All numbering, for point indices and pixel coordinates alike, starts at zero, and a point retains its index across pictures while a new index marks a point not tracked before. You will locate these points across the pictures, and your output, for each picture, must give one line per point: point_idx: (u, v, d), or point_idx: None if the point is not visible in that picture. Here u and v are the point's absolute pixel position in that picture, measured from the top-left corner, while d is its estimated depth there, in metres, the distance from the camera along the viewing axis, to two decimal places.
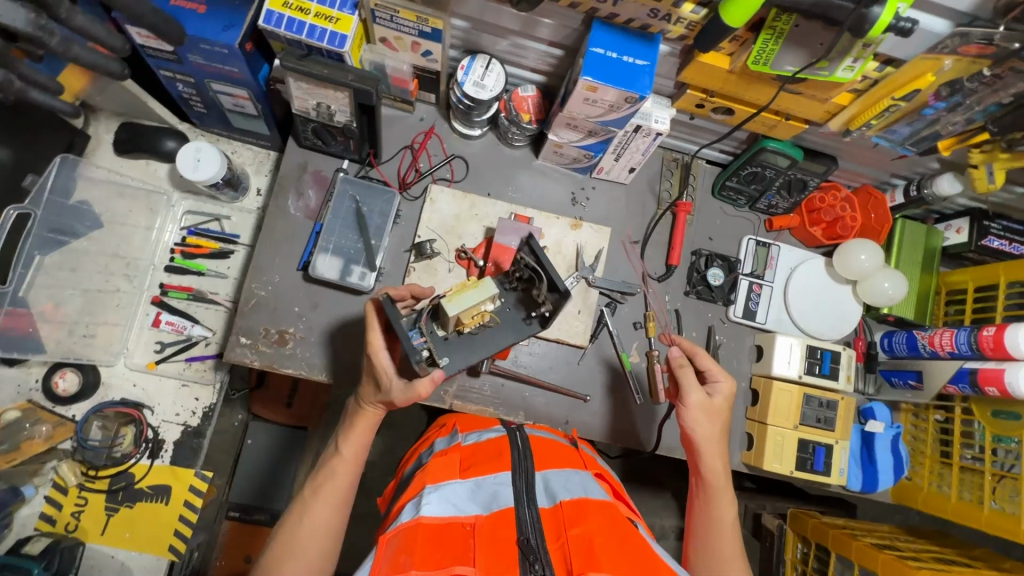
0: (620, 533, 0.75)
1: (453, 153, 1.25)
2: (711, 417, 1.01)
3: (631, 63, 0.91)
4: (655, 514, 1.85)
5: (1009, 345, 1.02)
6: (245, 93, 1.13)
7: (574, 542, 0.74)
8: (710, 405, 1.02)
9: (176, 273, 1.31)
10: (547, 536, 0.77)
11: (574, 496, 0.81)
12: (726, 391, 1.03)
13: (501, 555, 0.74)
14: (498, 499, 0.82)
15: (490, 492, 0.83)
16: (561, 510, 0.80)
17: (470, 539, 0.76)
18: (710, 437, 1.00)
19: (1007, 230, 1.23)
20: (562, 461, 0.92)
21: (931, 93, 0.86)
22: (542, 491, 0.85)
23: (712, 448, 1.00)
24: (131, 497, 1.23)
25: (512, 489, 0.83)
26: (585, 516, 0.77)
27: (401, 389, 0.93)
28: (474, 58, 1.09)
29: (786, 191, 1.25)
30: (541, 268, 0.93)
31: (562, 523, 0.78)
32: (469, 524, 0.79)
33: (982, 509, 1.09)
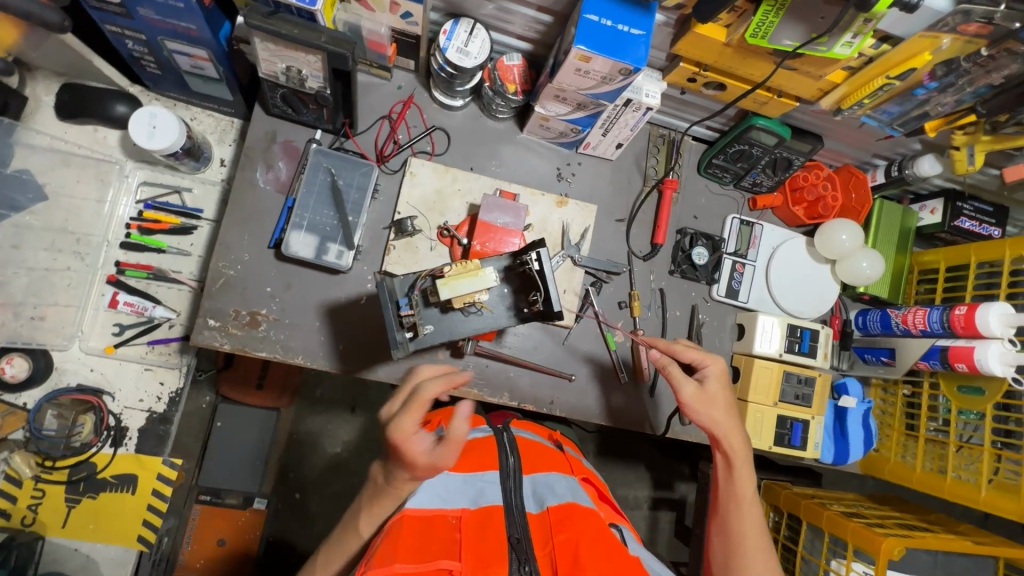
0: (604, 535, 0.75)
1: (433, 124, 1.19)
2: (708, 404, 0.99)
3: (626, 32, 0.86)
4: (629, 487, 1.90)
5: (979, 324, 1.06)
6: (204, 54, 1.03)
7: (561, 547, 0.74)
8: (705, 395, 0.99)
9: (133, 250, 1.22)
10: (534, 541, 0.77)
11: (561, 501, 0.82)
12: (715, 375, 1.01)
13: (489, 552, 0.73)
14: (486, 497, 0.82)
15: (478, 489, 0.83)
16: (548, 516, 0.80)
17: (456, 535, 0.75)
18: (715, 424, 0.98)
19: (977, 212, 1.26)
20: (548, 464, 0.94)
21: (926, 72, 0.85)
22: (529, 496, 0.86)
23: (721, 435, 0.98)
24: (93, 488, 1.16)
25: (501, 489, 0.84)
26: (571, 522, 0.77)
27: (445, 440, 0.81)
28: (457, 22, 1.02)
29: (771, 170, 1.24)
30: (542, 280, 0.88)
31: (549, 529, 0.78)
32: (455, 519, 0.78)
33: (944, 478, 1.15)
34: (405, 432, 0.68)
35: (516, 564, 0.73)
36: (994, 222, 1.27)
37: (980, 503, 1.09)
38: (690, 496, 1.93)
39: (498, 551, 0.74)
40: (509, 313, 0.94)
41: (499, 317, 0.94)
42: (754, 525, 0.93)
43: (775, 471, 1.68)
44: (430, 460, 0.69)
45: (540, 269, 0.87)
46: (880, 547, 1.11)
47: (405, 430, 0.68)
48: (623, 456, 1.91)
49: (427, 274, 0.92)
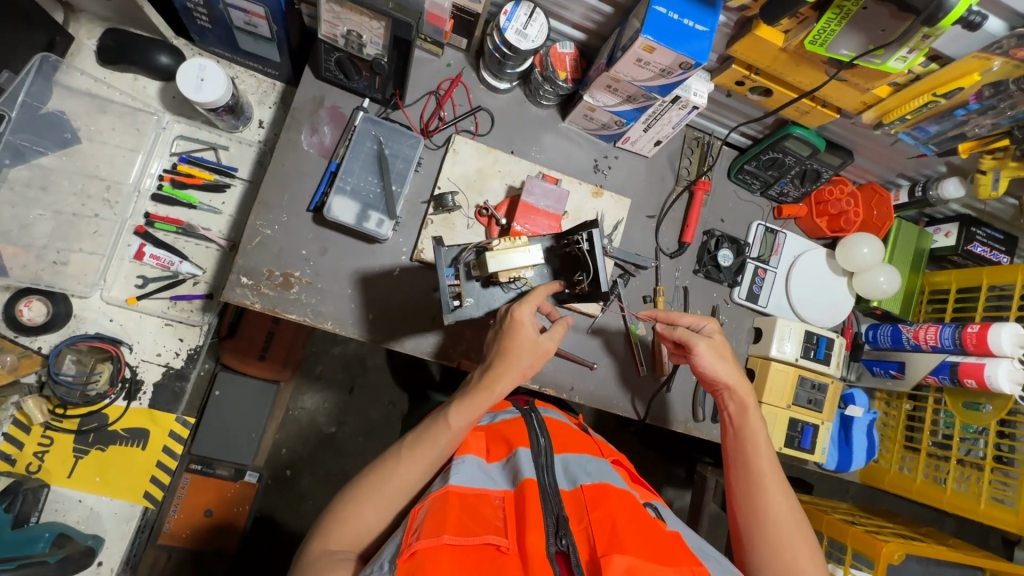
0: (640, 513, 0.78)
1: (479, 105, 1.20)
2: (719, 354, 1.00)
3: (690, 27, 0.88)
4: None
5: (991, 342, 1.10)
6: (262, 11, 1.03)
7: (596, 523, 0.75)
8: (715, 346, 1.01)
9: (163, 203, 1.20)
10: (570, 517, 0.78)
11: (594, 481, 0.83)
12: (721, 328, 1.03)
13: (527, 524, 0.74)
14: (521, 472, 0.83)
15: (515, 466, 0.85)
16: (582, 493, 0.82)
17: (499, 512, 0.78)
18: (726, 374, 1.00)
19: (989, 238, 1.32)
20: (578, 446, 0.95)
21: (973, 93, 0.89)
22: (562, 476, 0.87)
23: (732, 383, 1.00)
24: (103, 440, 1.14)
25: (534, 464, 0.84)
26: (606, 501, 0.78)
27: (530, 359, 0.89)
28: (518, 4, 1.03)
29: (799, 180, 1.28)
30: (589, 260, 0.90)
31: (584, 505, 0.79)
32: (497, 498, 0.81)
33: (945, 490, 1.19)
34: (529, 317, 0.88)
35: (553, 536, 0.73)
36: (1004, 250, 1.33)
37: (977, 514, 1.15)
38: (680, 501, 1.96)
39: (536, 520, 0.74)
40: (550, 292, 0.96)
41: None
42: (772, 468, 0.94)
43: None
44: (545, 343, 0.90)
45: (590, 250, 0.89)
46: (881, 551, 1.13)
47: (529, 317, 0.88)
48: None
49: (474, 246, 0.93)
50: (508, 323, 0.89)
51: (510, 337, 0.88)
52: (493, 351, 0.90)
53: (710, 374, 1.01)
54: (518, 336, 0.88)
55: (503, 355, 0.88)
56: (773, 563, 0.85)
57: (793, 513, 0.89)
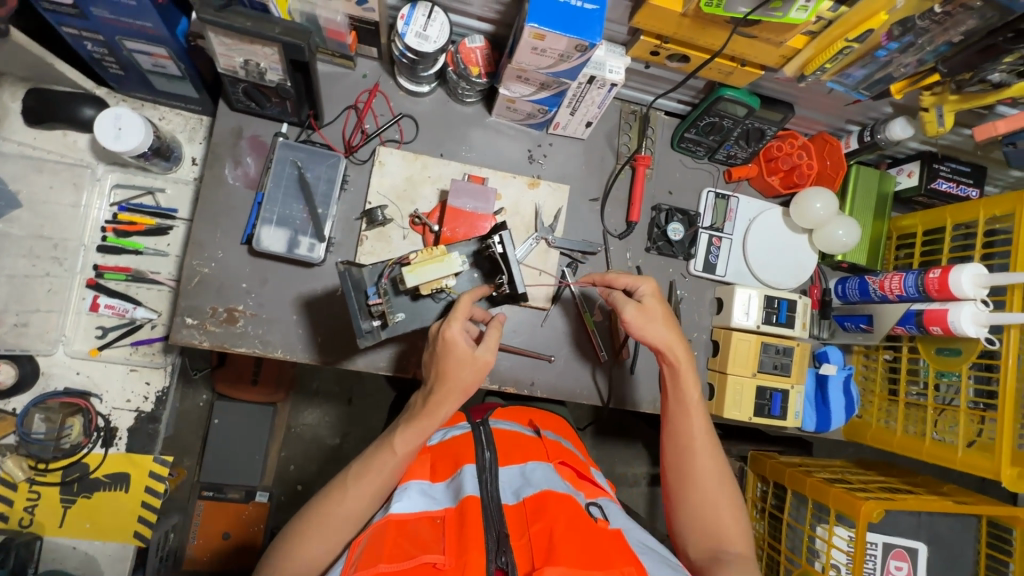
0: (580, 517, 0.78)
1: (401, 112, 1.18)
2: (648, 321, 1.00)
3: (580, 8, 0.85)
4: (627, 464, 1.92)
5: (953, 287, 1.05)
6: (164, 52, 1.04)
7: (535, 534, 0.76)
8: (645, 313, 1.01)
9: (111, 253, 1.22)
10: (510, 532, 0.78)
11: (535, 491, 0.84)
12: (654, 293, 1.03)
13: (465, 542, 0.75)
14: (463, 489, 0.84)
15: (458, 484, 0.86)
16: (523, 507, 0.83)
17: (439, 533, 0.80)
18: (659, 339, 1.00)
19: (954, 172, 1.25)
20: (524, 454, 0.96)
21: (883, 34, 0.84)
22: (506, 488, 0.87)
23: (665, 348, 1.00)
24: (87, 488, 1.18)
25: (477, 480, 0.85)
26: (545, 510, 0.79)
27: (470, 374, 0.88)
28: (415, 6, 1.01)
29: (744, 141, 1.23)
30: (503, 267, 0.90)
31: (525, 519, 0.80)
32: (438, 518, 0.82)
33: (924, 441, 1.15)
34: (458, 334, 0.87)
35: (492, 554, 0.74)
36: (972, 183, 1.26)
37: (955, 463, 1.08)
38: None
39: (475, 539, 0.74)
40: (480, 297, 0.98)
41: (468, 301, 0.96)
42: (701, 434, 0.98)
43: (767, 442, 1.68)
44: (483, 355, 0.89)
45: (505, 251, 0.87)
46: (859, 510, 1.13)
47: (457, 334, 0.87)
48: (617, 435, 1.93)
49: (394, 262, 0.92)
50: (441, 343, 0.87)
51: (445, 356, 0.87)
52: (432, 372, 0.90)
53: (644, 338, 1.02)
54: (451, 355, 0.87)
55: (441, 376, 0.88)
56: (695, 514, 0.93)
57: (718, 469, 0.96)
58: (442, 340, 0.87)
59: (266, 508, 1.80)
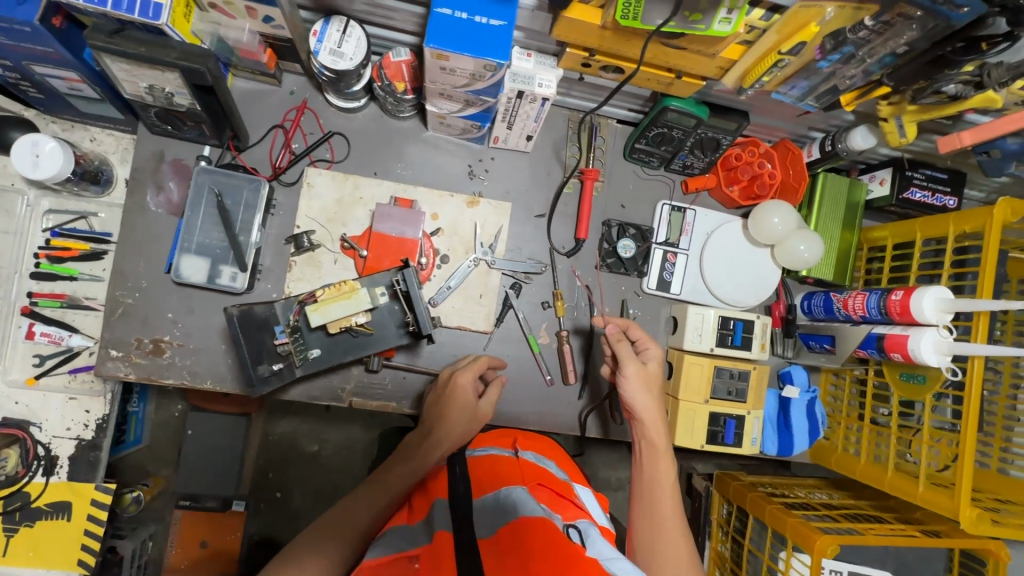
0: (562, 543, 0.60)
1: (331, 129, 1.13)
2: (644, 384, 0.98)
3: (485, 24, 0.79)
4: (611, 469, 1.85)
5: (915, 311, 0.98)
6: (76, 76, 1.00)
7: (510, 571, 0.60)
8: (645, 374, 0.99)
9: (45, 280, 1.20)
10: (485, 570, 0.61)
11: (512, 518, 0.68)
12: (658, 356, 1.02)
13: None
14: (436, 527, 0.69)
15: (432, 523, 0.71)
16: (500, 540, 0.66)
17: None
18: (644, 404, 0.97)
19: (930, 180, 1.15)
20: (504, 479, 0.80)
21: (817, 47, 0.77)
22: (481, 522, 0.71)
23: (646, 415, 0.97)
24: (30, 517, 1.18)
25: (448, 513, 0.70)
26: (522, 538, 0.63)
27: (467, 419, 0.90)
28: (328, 21, 0.95)
29: (699, 151, 1.14)
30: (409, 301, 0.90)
31: (502, 552, 0.63)
32: (411, 559, 0.66)
33: (886, 471, 1.09)
34: (467, 380, 0.95)
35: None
36: (949, 191, 1.16)
37: (917, 498, 1.01)
38: None
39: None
40: (401, 331, 0.93)
41: (386, 335, 0.93)
42: (674, 516, 0.88)
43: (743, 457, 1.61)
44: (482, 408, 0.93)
45: (407, 289, 0.89)
46: (814, 545, 1.06)
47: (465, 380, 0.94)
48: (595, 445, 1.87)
49: (304, 299, 0.90)
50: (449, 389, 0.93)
51: (451, 396, 0.92)
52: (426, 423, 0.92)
53: (629, 401, 0.98)
54: (455, 401, 0.92)
55: (442, 419, 0.90)
56: None
57: (690, 560, 0.84)
58: (452, 386, 0.93)
59: (241, 517, 1.81)
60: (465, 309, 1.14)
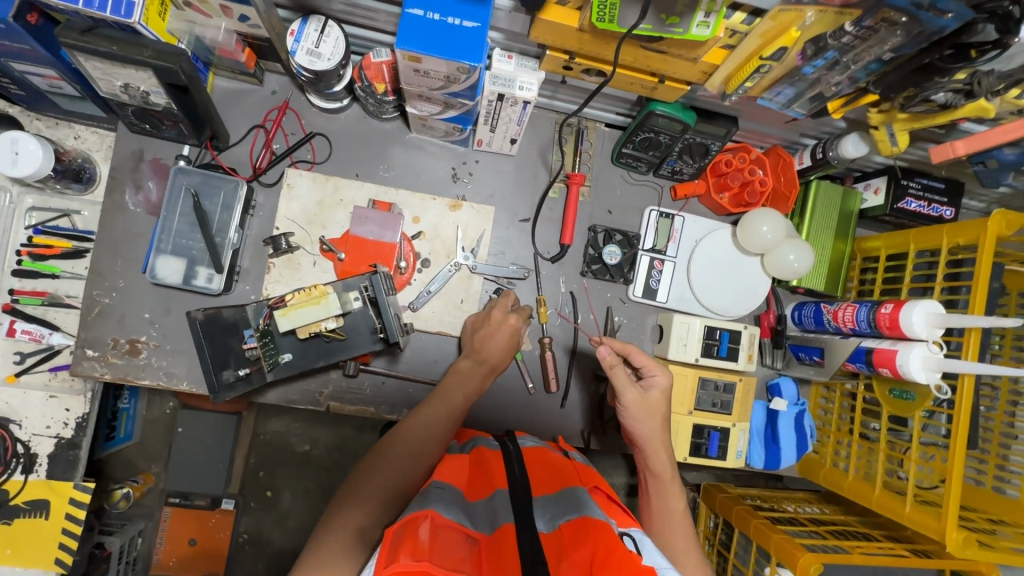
0: (627, 548, 0.60)
1: (313, 130, 1.11)
2: (644, 413, 0.93)
3: (458, 26, 0.77)
4: None
5: (904, 326, 0.95)
6: (54, 73, 0.99)
7: (577, 565, 0.59)
8: (645, 401, 0.94)
9: (27, 277, 1.19)
10: (546, 560, 0.61)
11: (576, 515, 0.68)
12: (663, 384, 0.96)
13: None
14: (498, 518, 0.68)
15: (495, 510, 0.70)
16: (561, 535, 0.66)
17: (469, 557, 0.62)
18: (644, 433, 0.94)
19: (926, 189, 1.12)
20: (558, 481, 0.81)
21: (798, 53, 0.74)
22: (540, 515, 0.71)
23: (647, 445, 0.94)
24: (7, 514, 1.18)
25: (513, 506, 0.70)
26: (587, 536, 0.62)
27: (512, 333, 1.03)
28: (306, 21, 0.93)
29: (688, 156, 1.12)
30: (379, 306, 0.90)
31: (561, 549, 0.63)
32: (469, 539, 0.65)
33: (874, 488, 1.06)
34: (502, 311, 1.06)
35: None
36: (946, 201, 1.12)
37: (903, 517, 0.98)
38: None
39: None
40: (374, 336, 0.92)
41: (357, 342, 0.92)
42: (687, 548, 0.87)
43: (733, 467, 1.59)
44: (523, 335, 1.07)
45: (374, 296, 0.90)
46: (796, 563, 1.02)
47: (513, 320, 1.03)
48: None
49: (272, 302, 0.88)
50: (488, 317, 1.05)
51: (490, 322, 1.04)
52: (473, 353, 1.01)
53: (629, 428, 0.95)
54: (508, 337, 1.02)
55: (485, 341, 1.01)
56: None
57: None
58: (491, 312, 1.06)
59: (233, 515, 1.81)
60: (446, 314, 1.12)
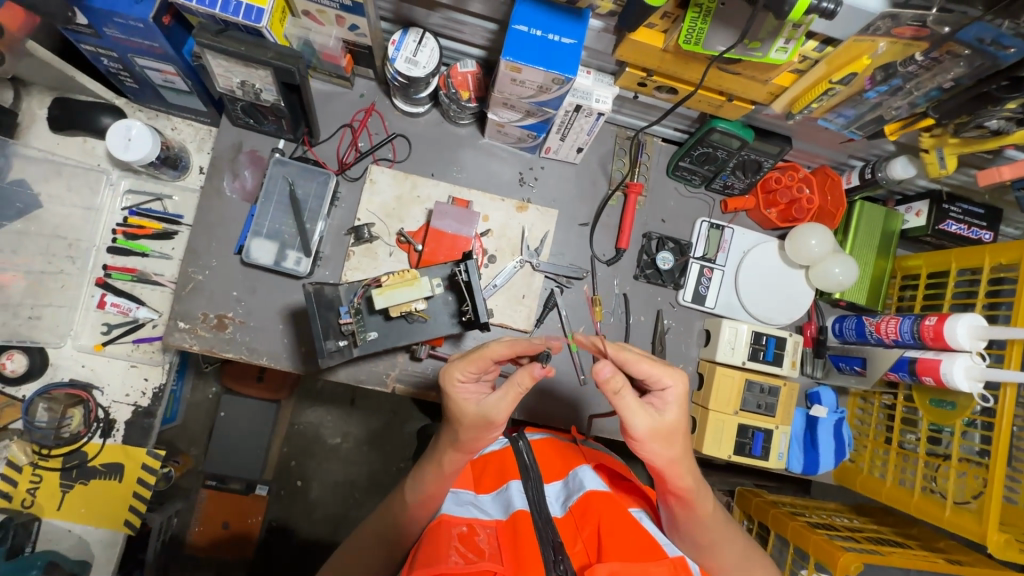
0: (623, 517, 0.77)
1: (395, 131, 1.21)
2: (663, 441, 0.80)
3: (557, 41, 0.87)
4: None
5: (948, 337, 1.01)
6: (173, 69, 1.09)
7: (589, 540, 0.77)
8: (659, 430, 0.79)
9: (119, 254, 1.28)
10: (564, 541, 0.78)
11: (579, 495, 0.82)
12: (679, 400, 0.82)
13: (521, 555, 0.73)
14: (513, 504, 0.81)
15: (506, 497, 0.84)
16: (572, 512, 0.82)
17: (491, 542, 0.77)
18: (665, 462, 0.82)
19: (966, 214, 1.18)
20: (564, 463, 0.93)
21: (867, 78, 0.82)
22: (552, 499, 0.86)
23: (668, 471, 0.82)
24: (85, 475, 1.25)
25: (524, 494, 0.83)
26: (590, 511, 0.79)
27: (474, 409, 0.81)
28: (406, 32, 1.03)
29: (741, 172, 1.20)
30: (469, 294, 0.97)
31: (575, 525, 0.80)
32: (487, 527, 0.80)
33: (912, 494, 1.10)
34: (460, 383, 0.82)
35: (550, 562, 0.73)
36: (985, 225, 1.18)
37: (943, 521, 1.03)
38: None
39: (532, 549, 0.73)
40: (453, 320, 1.00)
41: (441, 324, 1.00)
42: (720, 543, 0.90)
43: (764, 477, 1.62)
44: (485, 404, 0.80)
45: (467, 280, 0.96)
46: (837, 561, 1.07)
47: (456, 377, 0.82)
48: None
49: (368, 284, 0.98)
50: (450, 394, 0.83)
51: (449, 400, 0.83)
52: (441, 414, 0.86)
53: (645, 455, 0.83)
54: (457, 404, 0.82)
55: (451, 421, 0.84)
56: None
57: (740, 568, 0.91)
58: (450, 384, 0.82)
59: (265, 501, 1.81)
60: (508, 307, 1.18)
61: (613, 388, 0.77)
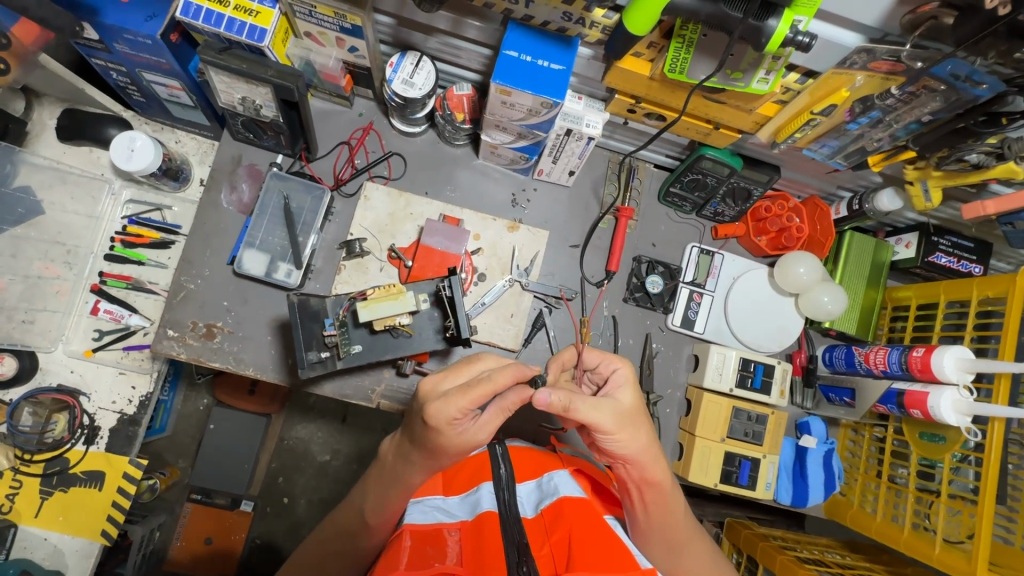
0: (594, 525, 0.75)
1: (391, 150, 1.23)
2: (632, 426, 0.80)
3: (546, 67, 0.90)
4: None
5: (936, 369, 1.01)
6: (178, 84, 1.13)
7: (559, 546, 0.74)
8: (625, 415, 0.80)
9: (116, 262, 1.29)
10: (530, 542, 0.75)
11: (552, 499, 0.81)
12: (627, 380, 0.84)
13: (482, 558, 0.71)
14: (480, 504, 0.80)
15: (475, 498, 0.83)
16: (543, 518, 0.79)
17: (455, 545, 0.75)
18: (637, 451, 0.81)
19: (955, 246, 1.19)
20: (542, 468, 0.91)
21: (846, 110, 0.85)
22: (526, 501, 0.84)
23: (644, 461, 0.81)
24: (65, 482, 1.24)
25: (495, 496, 0.81)
26: (563, 517, 0.76)
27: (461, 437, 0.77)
28: (404, 55, 1.07)
29: (730, 200, 1.21)
30: (452, 310, 0.99)
31: (544, 531, 0.77)
32: (453, 530, 0.78)
33: (902, 530, 1.08)
34: (446, 417, 0.74)
35: (513, 564, 0.71)
36: (975, 259, 1.19)
37: (932, 559, 1.00)
38: None
39: (495, 550, 0.72)
40: (438, 336, 1.01)
41: (426, 339, 1.01)
42: (691, 541, 0.89)
43: (755, 509, 1.59)
44: (474, 435, 0.77)
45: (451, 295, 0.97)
46: None
47: (450, 415, 0.74)
48: None
49: (354, 296, 0.98)
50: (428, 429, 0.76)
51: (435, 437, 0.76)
52: (412, 430, 0.83)
53: (613, 450, 0.81)
54: (445, 435, 0.76)
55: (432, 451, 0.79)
56: None
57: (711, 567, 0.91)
58: (438, 419, 0.74)
59: (250, 517, 1.78)
60: (496, 326, 1.18)
61: (569, 395, 0.77)
